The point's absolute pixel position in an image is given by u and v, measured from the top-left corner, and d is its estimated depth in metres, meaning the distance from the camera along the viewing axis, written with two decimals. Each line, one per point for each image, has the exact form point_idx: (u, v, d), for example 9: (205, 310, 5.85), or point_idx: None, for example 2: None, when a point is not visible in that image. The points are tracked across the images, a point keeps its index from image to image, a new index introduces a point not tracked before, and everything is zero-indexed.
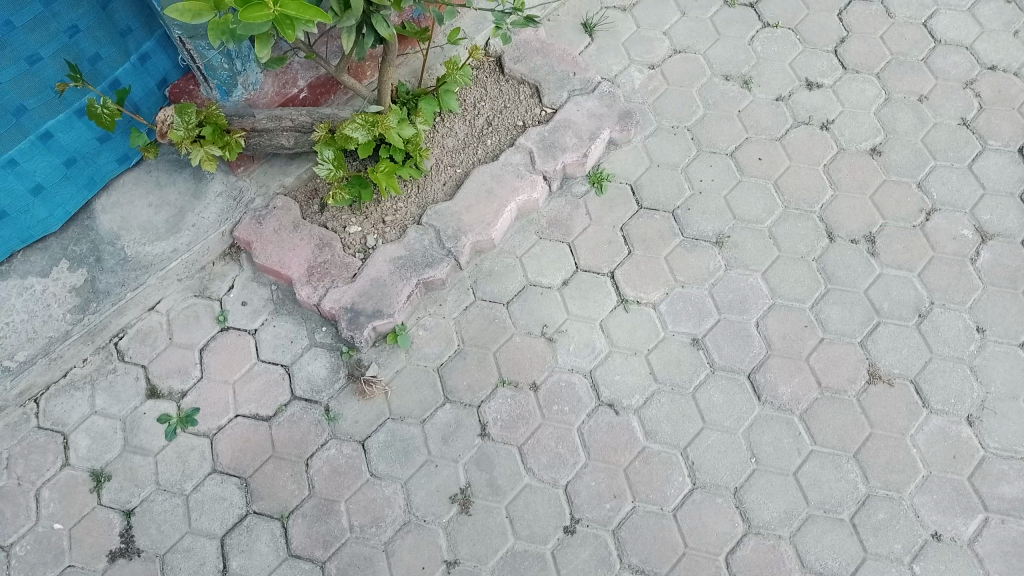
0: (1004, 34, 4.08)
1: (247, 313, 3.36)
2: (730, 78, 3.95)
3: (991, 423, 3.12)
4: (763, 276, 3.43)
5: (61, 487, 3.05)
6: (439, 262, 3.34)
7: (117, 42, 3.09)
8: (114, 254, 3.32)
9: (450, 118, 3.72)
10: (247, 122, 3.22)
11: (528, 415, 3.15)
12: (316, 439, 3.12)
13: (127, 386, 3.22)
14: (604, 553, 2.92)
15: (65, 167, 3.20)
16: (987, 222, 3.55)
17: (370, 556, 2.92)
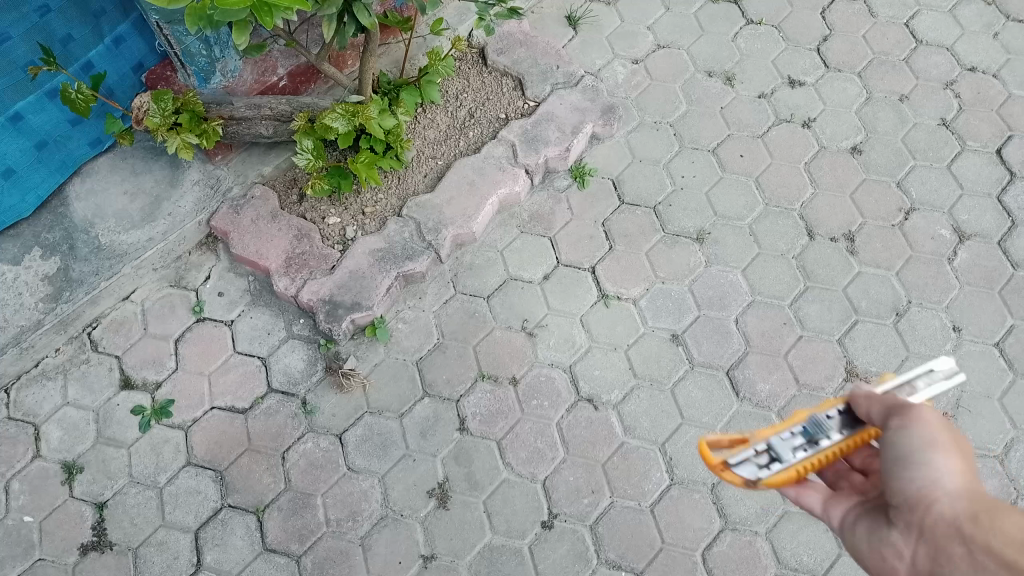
0: (984, 36, 4.11)
1: (224, 304, 3.32)
2: (713, 75, 3.95)
3: (965, 421, 3.14)
4: (742, 273, 3.43)
5: (31, 479, 3.00)
6: (419, 255, 3.31)
7: (91, 23, 3.03)
8: (88, 243, 3.26)
9: (432, 110, 3.69)
10: (226, 110, 3.17)
11: (507, 410, 3.14)
12: (293, 432, 3.09)
13: (100, 377, 3.17)
14: (581, 548, 2.91)
15: (36, 150, 3.14)
16: (965, 222, 3.58)
17: (346, 551, 2.90)
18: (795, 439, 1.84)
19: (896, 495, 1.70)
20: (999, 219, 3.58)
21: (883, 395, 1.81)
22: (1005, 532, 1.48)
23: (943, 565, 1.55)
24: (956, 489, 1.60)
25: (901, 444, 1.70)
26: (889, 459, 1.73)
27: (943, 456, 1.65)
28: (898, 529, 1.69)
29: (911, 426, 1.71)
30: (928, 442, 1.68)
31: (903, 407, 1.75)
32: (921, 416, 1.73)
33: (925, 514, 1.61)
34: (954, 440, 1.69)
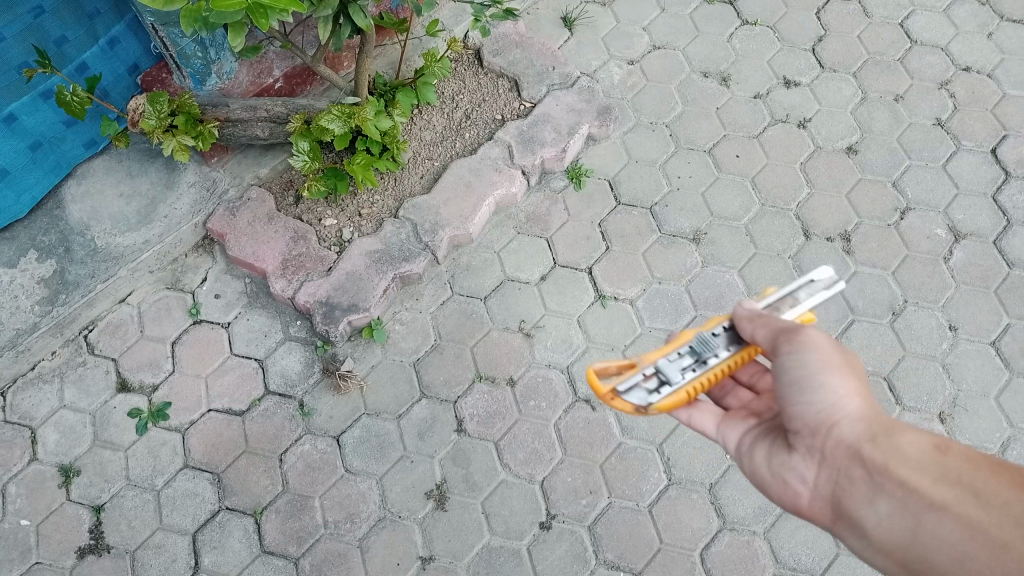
0: (978, 36, 4.12)
1: (221, 306, 3.31)
2: (709, 75, 3.95)
3: (962, 420, 3.15)
4: (739, 272, 3.44)
5: (28, 482, 2.99)
6: (416, 256, 3.31)
7: (85, 24, 3.03)
8: (84, 245, 3.26)
9: (428, 111, 3.69)
10: (222, 112, 3.17)
11: (505, 411, 3.14)
12: (290, 434, 3.08)
13: (97, 380, 3.16)
14: (579, 549, 2.91)
15: (30, 150, 3.14)
16: (960, 222, 3.59)
17: (344, 553, 2.89)
18: (683, 361, 2.04)
19: (796, 419, 1.95)
20: (995, 219, 3.59)
21: (765, 316, 2.01)
22: (900, 452, 1.79)
23: (846, 487, 1.85)
24: (855, 412, 1.87)
25: (796, 369, 1.91)
26: (785, 382, 1.95)
27: (839, 379, 1.89)
28: (800, 453, 1.97)
29: (804, 349, 1.91)
30: (824, 366, 1.90)
31: (790, 330, 1.94)
32: (810, 337, 1.93)
33: (829, 438, 1.87)
34: (841, 360, 1.92)
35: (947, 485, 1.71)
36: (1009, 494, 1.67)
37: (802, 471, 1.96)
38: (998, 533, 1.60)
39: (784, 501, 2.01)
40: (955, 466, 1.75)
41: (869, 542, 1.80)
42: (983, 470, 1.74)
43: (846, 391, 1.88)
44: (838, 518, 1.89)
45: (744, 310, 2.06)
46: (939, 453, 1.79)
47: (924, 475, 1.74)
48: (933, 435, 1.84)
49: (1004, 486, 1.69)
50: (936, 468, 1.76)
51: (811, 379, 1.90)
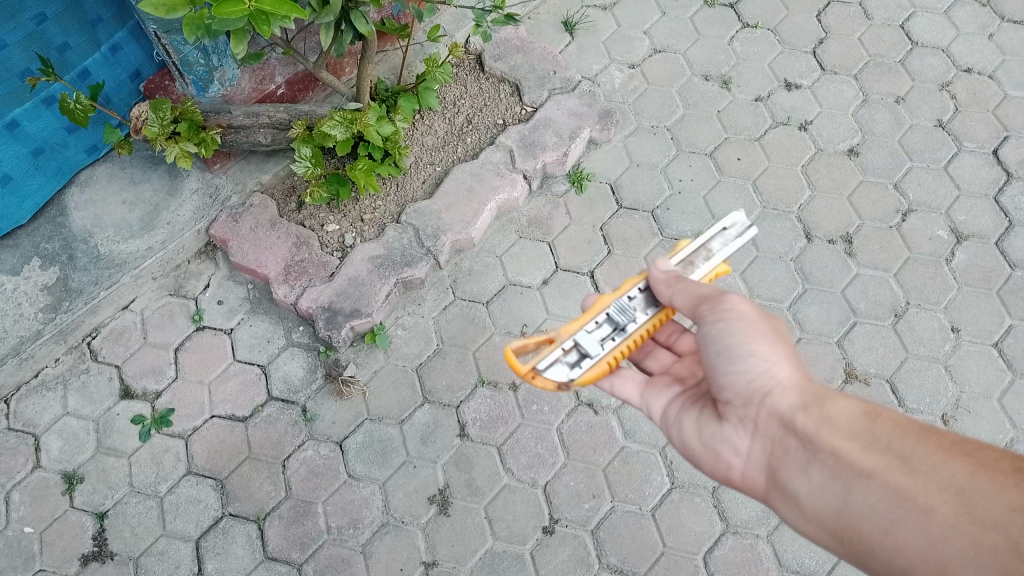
0: (979, 37, 4.12)
1: (223, 312, 3.32)
2: (710, 78, 3.95)
3: (965, 422, 3.15)
4: (741, 276, 3.44)
5: (31, 490, 2.99)
6: (418, 261, 3.31)
7: (87, 31, 3.03)
8: (87, 252, 3.25)
9: (429, 116, 3.70)
10: (224, 119, 3.17)
11: (507, 416, 3.14)
12: (293, 440, 3.08)
13: (100, 386, 3.16)
14: (583, 554, 2.91)
15: (33, 156, 3.14)
16: (962, 223, 3.58)
17: (347, 558, 2.89)
18: (601, 332, 2.19)
19: (726, 389, 2.06)
20: (997, 220, 3.59)
21: (680, 281, 2.16)
22: (831, 420, 1.91)
23: (782, 458, 1.97)
24: (785, 380, 2.00)
25: (727, 341, 2.03)
26: (714, 353, 2.07)
27: (767, 351, 2.01)
28: (733, 424, 2.09)
29: (730, 320, 2.04)
30: (750, 335, 2.03)
31: (715, 301, 2.07)
32: (734, 306, 2.06)
33: (761, 408, 2.00)
34: (767, 329, 2.05)
35: (878, 453, 1.82)
36: (939, 459, 1.77)
37: (735, 442, 2.08)
38: (925, 499, 1.71)
39: (717, 472, 2.14)
40: (885, 432, 1.85)
41: (803, 511, 1.91)
42: (914, 436, 1.83)
43: (773, 359, 2.01)
44: (773, 487, 2.01)
45: (656, 274, 2.21)
46: (869, 420, 1.89)
47: (854, 443, 1.85)
48: (863, 402, 1.94)
49: (934, 452, 1.79)
50: (865, 435, 1.86)
51: (738, 349, 2.02)
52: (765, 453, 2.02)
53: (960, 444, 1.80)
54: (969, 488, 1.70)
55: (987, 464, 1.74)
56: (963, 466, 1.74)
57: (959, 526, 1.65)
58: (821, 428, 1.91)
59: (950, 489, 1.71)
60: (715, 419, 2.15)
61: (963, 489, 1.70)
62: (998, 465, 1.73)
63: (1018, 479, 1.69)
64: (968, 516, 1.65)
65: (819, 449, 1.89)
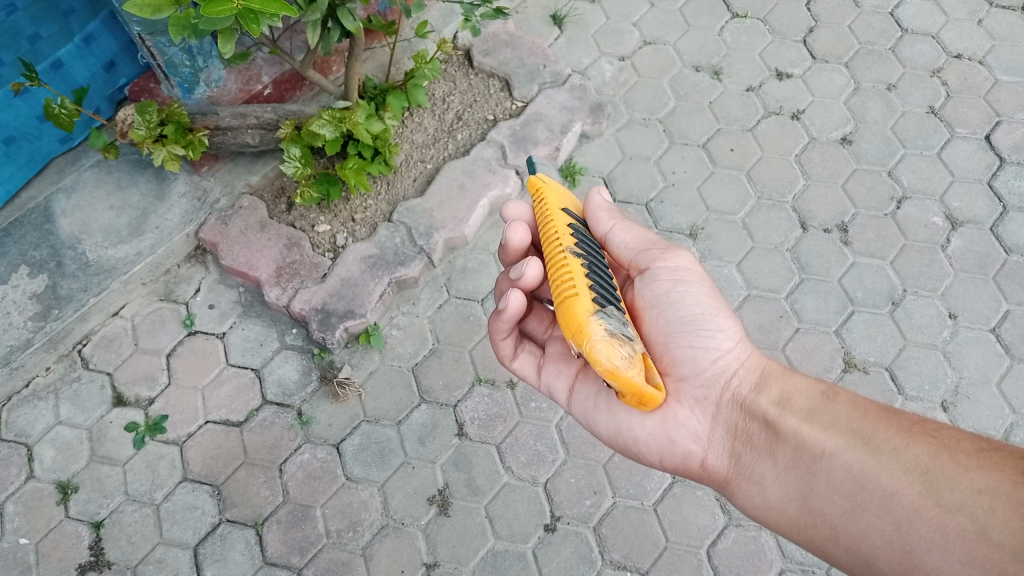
0: (968, 23, 4.11)
1: (215, 317, 3.29)
2: (701, 69, 3.93)
3: (965, 409, 3.12)
4: (737, 267, 3.41)
5: (26, 500, 2.94)
6: (411, 260, 3.29)
7: (59, 21, 3.01)
8: (75, 259, 3.19)
9: (419, 113, 3.66)
10: (211, 120, 3.14)
11: (506, 413, 3.11)
12: (289, 444, 3.05)
13: (93, 395, 3.13)
14: (586, 550, 2.88)
15: (5, 145, 3.12)
16: (957, 209, 3.57)
17: (347, 562, 2.86)
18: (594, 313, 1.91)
19: (685, 365, 2.06)
20: (991, 205, 3.58)
21: (622, 219, 2.20)
22: (792, 404, 1.90)
23: (744, 444, 1.93)
24: (743, 362, 2.04)
25: (690, 306, 2.08)
26: (674, 319, 2.09)
27: (725, 324, 2.08)
28: (689, 408, 2.05)
29: (688, 282, 2.12)
30: (710, 304, 2.09)
31: (666, 252, 2.17)
32: (689, 266, 2.15)
33: (725, 391, 2.02)
34: (721, 303, 2.13)
35: (839, 433, 1.76)
36: (901, 439, 1.69)
37: (692, 426, 2.02)
38: (888, 482, 1.63)
39: (666, 461, 2.05)
40: (844, 411, 1.81)
41: (762, 501, 1.85)
42: (873, 415, 1.77)
43: (731, 333, 2.07)
44: (733, 475, 1.93)
45: (603, 207, 2.18)
46: (826, 399, 1.86)
47: (815, 425, 1.81)
48: (819, 381, 1.92)
49: (896, 432, 1.71)
50: (823, 415, 1.83)
51: (700, 319, 2.08)
52: (724, 440, 1.99)
53: (921, 424, 1.71)
54: (934, 468, 1.60)
55: (949, 442, 1.64)
56: (926, 447, 1.65)
57: (925, 510, 1.56)
58: (780, 408, 1.90)
59: (914, 471, 1.62)
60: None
61: (928, 470, 1.61)
62: (961, 444, 1.63)
63: (984, 457, 1.59)
64: (933, 499, 1.56)
65: (780, 430, 1.86)
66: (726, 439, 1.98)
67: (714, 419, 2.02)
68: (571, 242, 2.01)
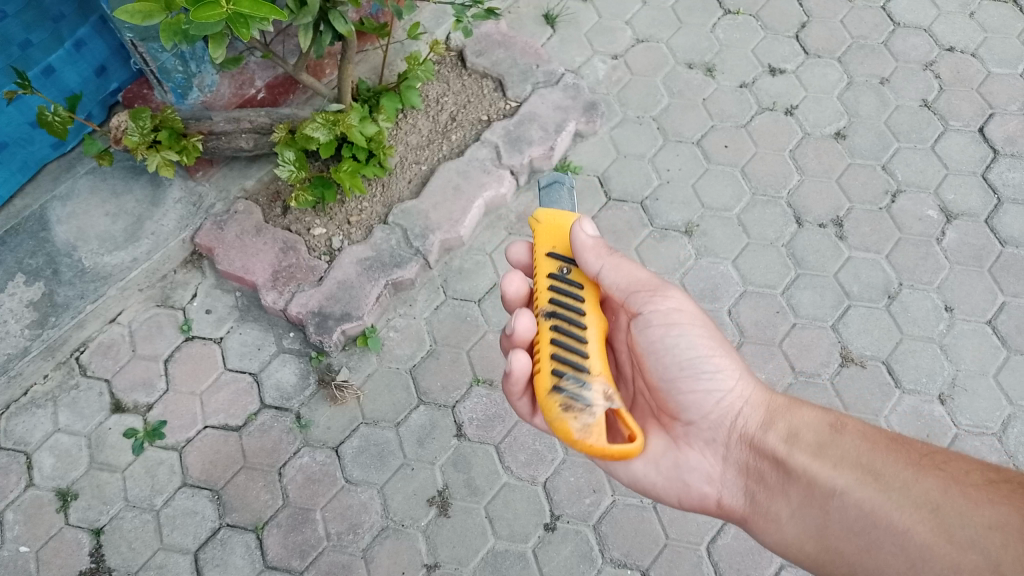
0: (960, 16, 4.12)
1: (212, 321, 3.28)
2: (694, 66, 3.93)
3: (962, 401, 3.13)
4: (733, 263, 3.42)
5: (25, 508, 2.94)
6: (407, 262, 3.29)
7: (49, 27, 3.01)
8: (72, 266, 3.20)
9: (413, 115, 3.67)
10: (205, 125, 3.13)
11: (504, 414, 3.12)
12: (288, 447, 3.05)
13: (91, 401, 3.12)
14: (586, 549, 2.89)
15: None
16: (952, 202, 3.57)
17: (348, 564, 2.86)
18: None
19: (690, 409, 2.07)
20: (985, 197, 3.59)
21: (611, 255, 2.05)
22: (800, 439, 1.93)
23: (757, 482, 1.97)
24: (746, 399, 2.05)
25: (687, 349, 2.07)
26: (673, 364, 2.08)
27: (725, 362, 2.08)
28: (699, 449, 2.08)
29: (681, 325, 2.09)
30: (707, 344, 2.09)
31: (654, 293, 2.11)
32: (680, 304, 2.12)
33: (732, 430, 2.04)
34: (719, 339, 2.13)
35: (849, 469, 1.80)
36: (910, 474, 1.72)
37: (704, 469, 2.06)
38: (900, 519, 1.66)
39: (685, 503, 2.08)
40: (852, 445, 1.84)
41: (780, 539, 1.88)
42: (882, 448, 1.81)
43: (730, 371, 2.08)
44: (748, 514, 1.96)
45: (588, 245, 2.05)
46: (835, 432, 1.90)
47: (825, 462, 1.84)
48: (825, 413, 1.96)
49: (905, 466, 1.74)
50: (832, 449, 1.86)
51: (698, 361, 2.07)
52: (737, 479, 2.02)
53: (929, 456, 1.75)
54: (944, 504, 1.63)
55: (958, 476, 1.68)
56: (936, 481, 1.68)
57: (937, 546, 1.58)
58: (789, 445, 1.93)
59: (926, 506, 1.65)
60: (669, 442, 2.12)
61: (938, 505, 1.64)
62: (969, 477, 1.67)
63: (993, 491, 1.62)
64: (945, 534, 1.59)
65: (790, 468, 1.90)
66: (738, 478, 2.02)
67: (724, 459, 2.05)
68: (546, 301, 2.05)
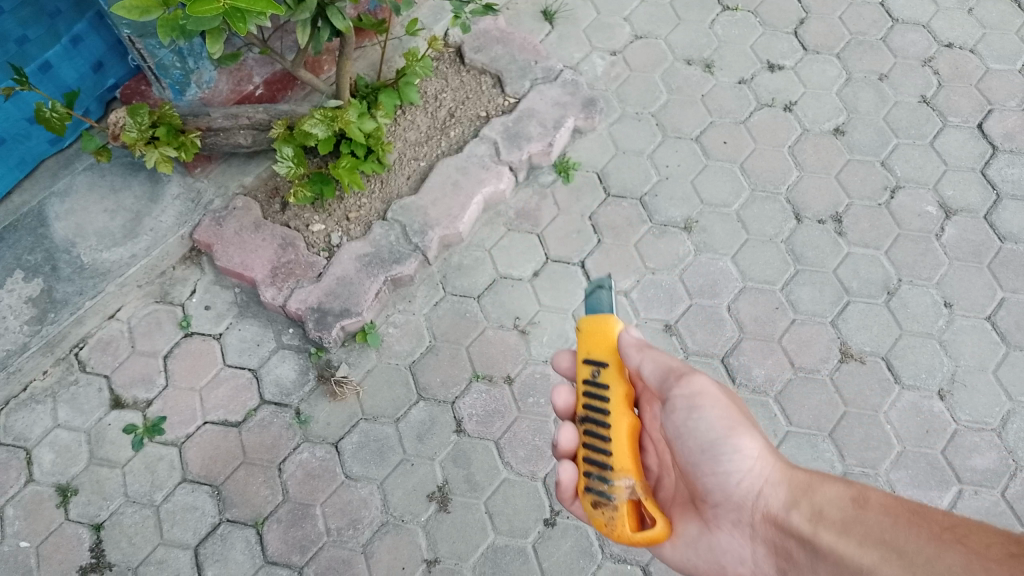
0: (959, 12, 4.12)
1: (211, 318, 3.29)
2: (692, 63, 3.93)
3: (962, 397, 3.14)
4: (732, 259, 3.42)
5: (25, 504, 2.95)
6: (406, 258, 3.29)
7: (46, 23, 3.01)
8: (70, 263, 3.20)
9: (412, 111, 3.67)
10: (203, 122, 3.14)
11: (503, 409, 3.12)
12: (288, 443, 3.06)
13: (90, 397, 3.13)
14: (585, 544, 2.89)
15: None
16: (951, 198, 3.58)
17: (348, 559, 2.87)
18: None
19: (715, 491, 2.05)
20: (984, 193, 3.59)
21: (650, 349, 2.03)
22: (824, 516, 1.85)
23: (788, 562, 1.92)
24: (769, 476, 1.99)
25: (706, 434, 2.01)
26: (697, 450, 2.04)
27: (745, 442, 2.00)
28: (730, 530, 2.06)
29: (701, 406, 2.01)
30: (728, 426, 2.01)
31: (679, 378, 2.02)
32: (706, 391, 2.02)
33: (755, 509, 1.99)
34: (739, 416, 2.04)
35: (873, 547, 1.70)
36: (933, 549, 1.61)
37: (738, 552, 2.05)
38: None
39: None
40: (877, 523, 1.75)
41: None
42: (906, 524, 1.71)
43: (752, 452, 2.00)
44: None
45: (633, 344, 2.05)
46: (857, 507, 1.82)
47: (849, 539, 1.75)
48: (849, 487, 1.88)
49: (928, 541, 1.64)
50: (856, 527, 1.77)
51: (718, 444, 2.00)
52: (768, 558, 1.99)
53: (951, 528, 1.65)
54: None
55: (980, 549, 1.57)
56: (957, 556, 1.57)
57: None
58: (813, 523, 1.86)
59: None
60: (702, 525, 2.13)
61: None
62: (992, 551, 1.55)
63: (1015, 563, 1.50)
64: None
65: (816, 546, 1.82)
66: (769, 556, 1.99)
67: (754, 538, 2.02)
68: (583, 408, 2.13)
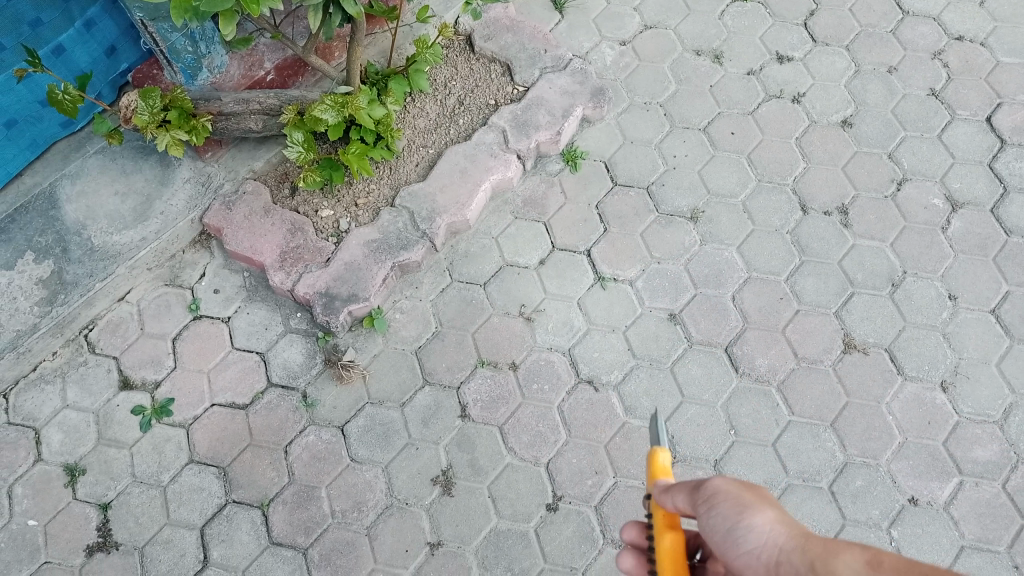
0: (970, 5, 4.11)
1: (220, 301, 3.31)
2: (701, 53, 3.93)
3: (964, 389, 3.16)
4: (738, 250, 3.43)
5: (34, 483, 2.99)
6: (414, 244, 3.31)
7: (60, 7, 3.02)
8: (81, 245, 3.23)
9: (421, 98, 3.68)
10: (214, 106, 3.16)
11: (508, 396, 3.15)
12: (295, 426, 3.09)
13: (99, 378, 3.16)
14: (587, 529, 2.91)
15: (6, 128, 3.16)
16: (957, 191, 3.58)
17: (352, 541, 2.90)
18: None
19: None
20: (991, 186, 3.59)
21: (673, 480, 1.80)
22: None
23: None
24: (788, 549, 1.59)
25: (721, 525, 1.68)
26: (719, 548, 1.69)
27: (756, 519, 1.64)
28: None
29: (714, 503, 1.70)
30: (737, 509, 1.67)
31: (697, 487, 1.73)
32: (719, 489, 1.71)
33: None
34: (756, 497, 1.69)
35: None
36: None
37: None
38: None
39: None
40: None
41: None
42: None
43: (770, 531, 1.63)
44: None
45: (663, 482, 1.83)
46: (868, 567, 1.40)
47: None
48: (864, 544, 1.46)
49: None
50: None
51: (733, 536, 1.66)
52: None
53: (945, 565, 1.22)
54: None
55: None
56: None
57: None
58: None
59: None
60: None
61: None
62: None
63: None
64: None
65: None
66: None
67: None
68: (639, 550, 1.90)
